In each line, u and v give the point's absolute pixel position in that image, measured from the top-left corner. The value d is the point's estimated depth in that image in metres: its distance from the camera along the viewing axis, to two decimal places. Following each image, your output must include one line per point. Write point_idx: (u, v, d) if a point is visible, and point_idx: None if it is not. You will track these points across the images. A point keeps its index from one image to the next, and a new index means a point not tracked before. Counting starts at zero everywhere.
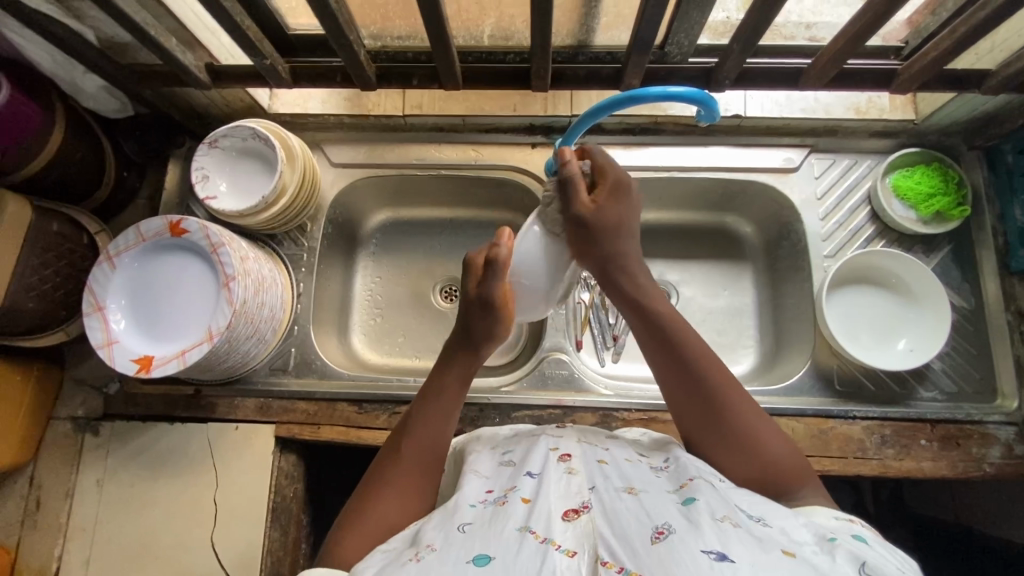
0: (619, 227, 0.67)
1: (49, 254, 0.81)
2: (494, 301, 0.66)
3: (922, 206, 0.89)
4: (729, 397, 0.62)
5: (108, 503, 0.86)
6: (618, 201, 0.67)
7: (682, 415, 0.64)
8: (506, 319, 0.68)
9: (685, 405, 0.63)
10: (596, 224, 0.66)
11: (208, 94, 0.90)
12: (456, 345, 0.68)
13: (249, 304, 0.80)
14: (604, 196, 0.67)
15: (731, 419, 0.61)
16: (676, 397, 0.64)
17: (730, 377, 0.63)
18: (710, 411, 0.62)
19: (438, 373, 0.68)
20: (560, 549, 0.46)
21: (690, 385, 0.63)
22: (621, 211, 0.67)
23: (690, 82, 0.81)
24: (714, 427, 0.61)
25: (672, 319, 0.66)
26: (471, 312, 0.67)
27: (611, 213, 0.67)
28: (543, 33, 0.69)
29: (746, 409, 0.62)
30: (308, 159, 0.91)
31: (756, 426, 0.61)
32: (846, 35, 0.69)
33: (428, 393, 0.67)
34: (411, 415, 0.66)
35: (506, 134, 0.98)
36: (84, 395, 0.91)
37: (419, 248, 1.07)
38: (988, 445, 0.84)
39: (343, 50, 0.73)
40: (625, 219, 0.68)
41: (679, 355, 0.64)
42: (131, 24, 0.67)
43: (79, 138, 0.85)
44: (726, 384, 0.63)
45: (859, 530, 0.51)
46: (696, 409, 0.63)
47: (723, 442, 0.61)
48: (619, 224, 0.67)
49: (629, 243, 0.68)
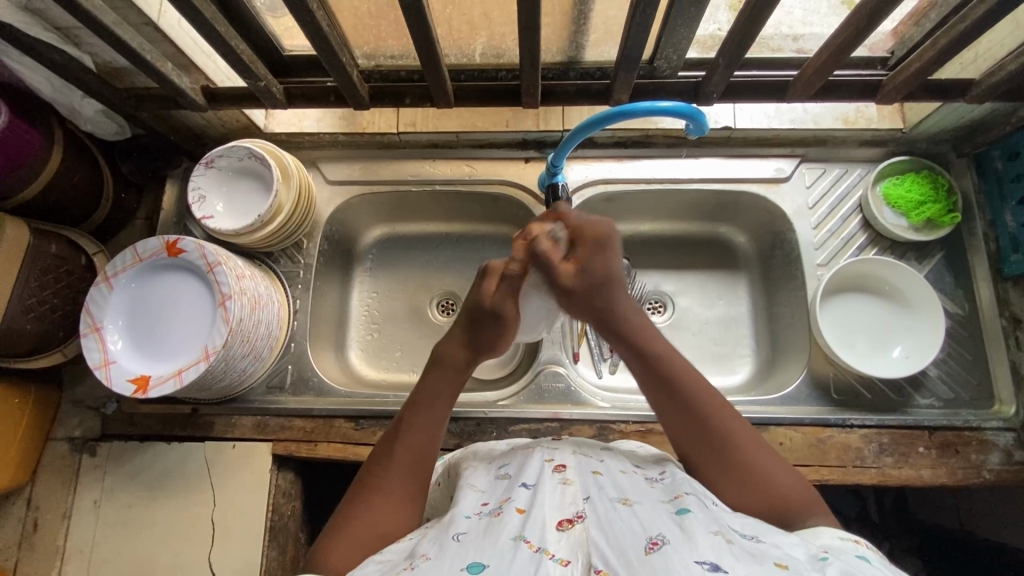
0: (609, 276, 0.65)
1: (47, 276, 0.82)
2: (506, 315, 0.67)
3: (913, 213, 0.90)
4: (729, 440, 0.61)
5: (104, 525, 0.86)
6: (601, 254, 0.65)
7: (684, 453, 0.64)
8: (511, 332, 0.69)
9: (687, 446, 0.63)
10: (580, 288, 0.65)
11: (204, 116, 0.91)
12: (445, 358, 0.68)
13: (246, 323, 0.80)
14: (584, 253, 0.65)
15: (735, 454, 0.60)
16: (678, 441, 0.64)
17: (732, 412, 0.63)
18: (711, 451, 0.61)
19: (425, 384, 0.68)
20: (554, 558, 0.46)
21: (690, 430, 0.62)
22: (606, 265, 0.65)
23: (678, 96, 0.82)
24: (719, 467, 0.60)
25: (668, 360, 0.65)
26: (482, 322, 0.67)
27: (595, 267, 0.65)
28: (531, 50, 0.70)
29: (750, 445, 0.61)
30: (303, 176, 0.92)
31: (759, 461, 0.60)
32: (831, 48, 0.70)
33: (416, 403, 0.67)
34: (403, 424, 0.65)
35: (500, 149, 0.99)
36: (82, 416, 0.91)
37: (415, 263, 1.08)
38: (987, 452, 0.84)
39: (335, 71, 0.74)
40: (613, 270, 0.65)
41: (679, 402, 0.63)
42: (127, 50, 0.68)
43: (78, 162, 0.86)
44: (725, 423, 0.62)
45: (863, 551, 0.50)
46: (698, 450, 0.62)
47: (723, 481, 0.60)
48: (608, 278, 0.65)
49: (620, 292, 0.66)
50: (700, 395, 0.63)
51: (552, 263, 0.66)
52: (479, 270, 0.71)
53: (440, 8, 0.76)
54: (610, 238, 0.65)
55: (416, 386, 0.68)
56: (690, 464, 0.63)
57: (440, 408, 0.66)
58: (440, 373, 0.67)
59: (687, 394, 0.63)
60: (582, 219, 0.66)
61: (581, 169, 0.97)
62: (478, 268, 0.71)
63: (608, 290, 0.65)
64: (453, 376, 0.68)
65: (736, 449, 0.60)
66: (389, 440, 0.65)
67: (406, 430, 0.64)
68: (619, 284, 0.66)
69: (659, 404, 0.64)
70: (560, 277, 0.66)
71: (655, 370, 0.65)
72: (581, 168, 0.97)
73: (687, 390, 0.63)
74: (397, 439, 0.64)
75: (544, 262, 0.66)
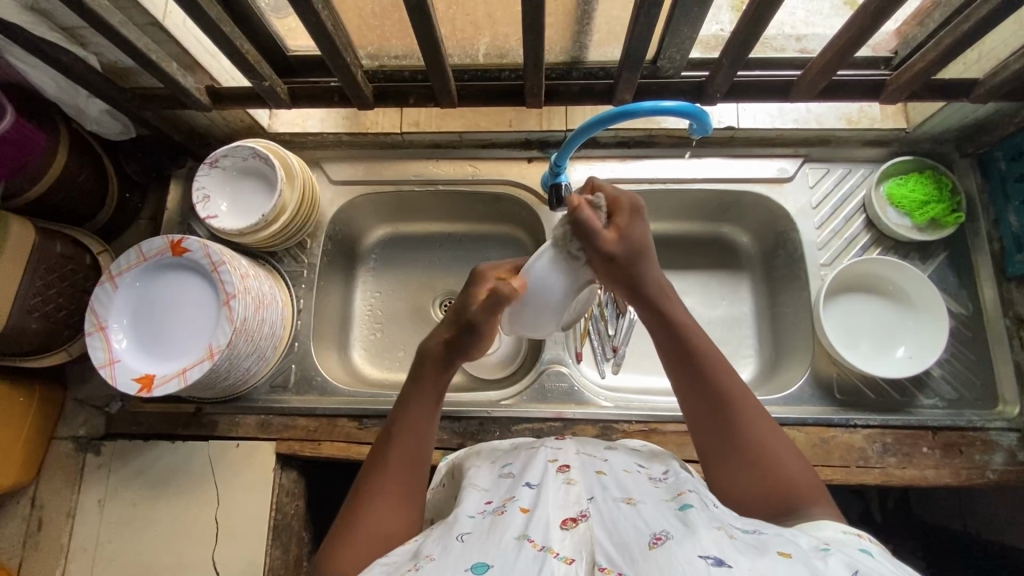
0: (641, 246, 0.64)
1: (52, 274, 0.82)
2: (485, 331, 0.68)
3: (917, 213, 0.90)
4: (744, 416, 0.61)
5: (109, 523, 0.86)
6: (637, 220, 0.65)
7: (695, 432, 0.64)
8: (486, 346, 0.70)
9: (700, 424, 0.63)
10: (623, 253, 0.63)
11: (209, 116, 0.91)
12: (433, 357, 0.68)
13: (250, 321, 0.81)
14: (622, 220, 0.64)
15: (745, 436, 0.60)
16: (692, 418, 0.64)
17: (747, 395, 0.63)
18: (724, 429, 0.61)
19: (410, 389, 0.68)
20: (558, 556, 0.46)
21: (708, 403, 0.62)
22: (640, 233, 0.64)
23: (681, 96, 0.82)
24: (730, 446, 0.60)
25: (690, 333, 0.65)
26: (460, 336, 0.67)
27: (631, 234, 0.64)
28: (535, 50, 0.70)
29: (762, 429, 0.61)
30: (307, 176, 0.92)
31: (769, 445, 0.60)
32: (834, 49, 0.70)
33: (409, 405, 0.66)
34: (394, 427, 0.65)
35: (503, 149, 0.99)
36: (86, 415, 0.92)
37: (418, 263, 1.08)
38: (991, 452, 0.84)
39: (339, 71, 0.74)
40: (647, 239, 0.65)
41: (696, 376, 0.64)
42: (133, 49, 0.69)
43: (83, 161, 0.87)
44: (746, 407, 0.62)
45: (866, 544, 0.49)
46: (711, 430, 0.62)
47: (739, 467, 0.59)
48: (642, 246, 0.65)
49: (652, 263, 0.66)
50: (719, 370, 0.64)
51: (598, 229, 0.62)
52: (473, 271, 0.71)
53: (444, 8, 0.76)
54: (639, 207, 0.66)
55: (403, 391, 0.68)
56: (700, 445, 0.63)
57: (429, 409, 0.66)
58: (427, 376, 0.67)
59: (712, 374, 0.63)
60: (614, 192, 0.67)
61: (584, 169, 0.97)
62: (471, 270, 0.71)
63: (641, 260, 0.65)
64: (436, 380, 0.68)
65: (747, 431, 0.60)
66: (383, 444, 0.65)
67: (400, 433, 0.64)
68: (649, 256, 0.66)
69: (677, 377, 0.65)
70: (603, 244, 0.63)
71: (677, 342, 0.65)
72: (585, 168, 0.98)
73: (709, 367, 0.63)
74: (391, 442, 0.64)
75: (585, 228, 0.62)
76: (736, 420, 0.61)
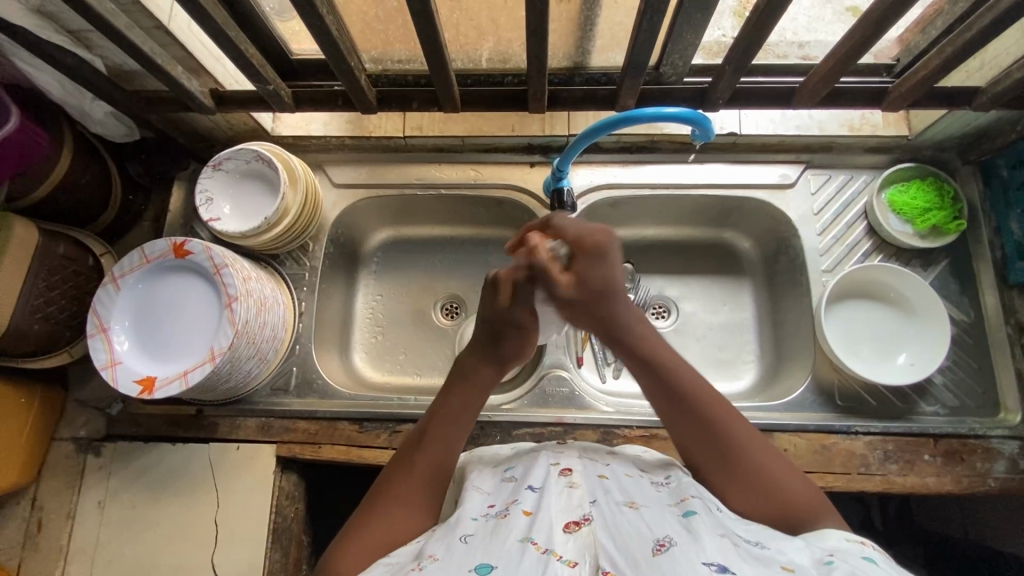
0: (607, 286, 0.64)
1: (55, 276, 0.83)
2: (529, 323, 0.68)
3: (919, 220, 0.90)
4: (738, 438, 0.61)
5: (109, 525, 0.86)
6: (597, 263, 0.63)
7: (691, 458, 0.63)
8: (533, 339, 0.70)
9: (695, 453, 0.62)
10: (581, 297, 0.64)
11: (213, 118, 0.92)
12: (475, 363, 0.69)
13: (252, 324, 0.81)
14: (580, 265, 0.63)
15: (740, 459, 0.60)
16: (687, 447, 0.63)
17: (740, 415, 0.63)
18: (723, 460, 0.60)
19: (450, 397, 0.67)
20: (561, 559, 0.46)
21: (699, 431, 0.62)
22: (606, 275, 0.63)
23: (685, 102, 0.82)
24: (727, 471, 0.60)
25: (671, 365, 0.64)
26: (505, 332, 0.68)
27: (593, 279, 0.64)
28: (538, 56, 0.71)
29: (756, 450, 0.60)
30: (310, 180, 0.92)
31: (767, 466, 0.59)
32: (836, 57, 0.71)
33: (439, 411, 0.66)
34: (427, 432, 0.65)
35: (505, 153, 1.00)
36: (87, 416, 0.92)
37: (420, 266, 1.08)
38: (993, 460, 0.83)
39: (344, 75, 0.75)
40: (614, 279, 0.64)
41: (685, 408, 0.62)
42: (139, 53, 0.69)
43: (86, 163, 0.87)
44: (737, 431, 0.61)
45: (870, 551, 0.49)
46: (705, 458, 0.61)
47: (736, 485, 0.59)
48: (607, 289, 0.64)
49: (619, 300, 0.65)
50: (703, 395, 0.63)
51: (552, 276, 0.63)
52: (486, 279, 0.69)
53: (448, 14, 0.76)
54: (605, 246, 0.63)
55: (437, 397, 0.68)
56: (698, 471, 0.63)
57: (465, 417, 0.66)
58: (463, 391, 0.67)
59: (695, 397, 0.62)
60: (581, 229, 0.64)
61: (586, 174, 0.97)
62: (487, 276, 0.68)
63: (608, 300, 0.64)
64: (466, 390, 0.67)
65: (742, 456, 0.60)
66: (410, 448, 0.65)
67: (429, 439, 0.64)
68: (618, 294, 0.65)
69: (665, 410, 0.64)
70: (560, 291, 0.64)
71: (658, 372, 0.64)
72: (587, 173, 0.98)
73: (695, 390, 0.63)
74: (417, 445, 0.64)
75: (542, 274, 0.64)
76: (726, 444, 0.60)
